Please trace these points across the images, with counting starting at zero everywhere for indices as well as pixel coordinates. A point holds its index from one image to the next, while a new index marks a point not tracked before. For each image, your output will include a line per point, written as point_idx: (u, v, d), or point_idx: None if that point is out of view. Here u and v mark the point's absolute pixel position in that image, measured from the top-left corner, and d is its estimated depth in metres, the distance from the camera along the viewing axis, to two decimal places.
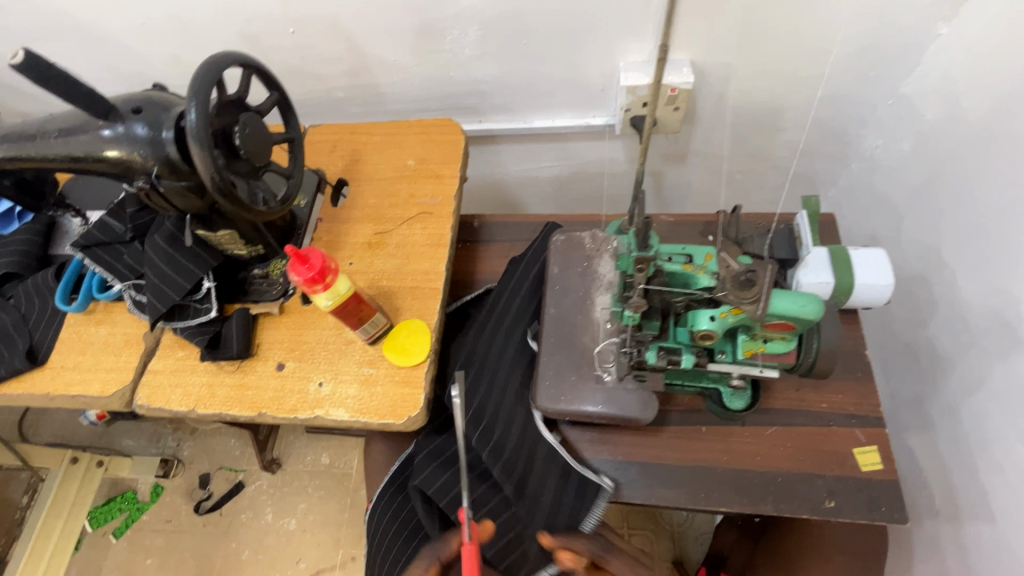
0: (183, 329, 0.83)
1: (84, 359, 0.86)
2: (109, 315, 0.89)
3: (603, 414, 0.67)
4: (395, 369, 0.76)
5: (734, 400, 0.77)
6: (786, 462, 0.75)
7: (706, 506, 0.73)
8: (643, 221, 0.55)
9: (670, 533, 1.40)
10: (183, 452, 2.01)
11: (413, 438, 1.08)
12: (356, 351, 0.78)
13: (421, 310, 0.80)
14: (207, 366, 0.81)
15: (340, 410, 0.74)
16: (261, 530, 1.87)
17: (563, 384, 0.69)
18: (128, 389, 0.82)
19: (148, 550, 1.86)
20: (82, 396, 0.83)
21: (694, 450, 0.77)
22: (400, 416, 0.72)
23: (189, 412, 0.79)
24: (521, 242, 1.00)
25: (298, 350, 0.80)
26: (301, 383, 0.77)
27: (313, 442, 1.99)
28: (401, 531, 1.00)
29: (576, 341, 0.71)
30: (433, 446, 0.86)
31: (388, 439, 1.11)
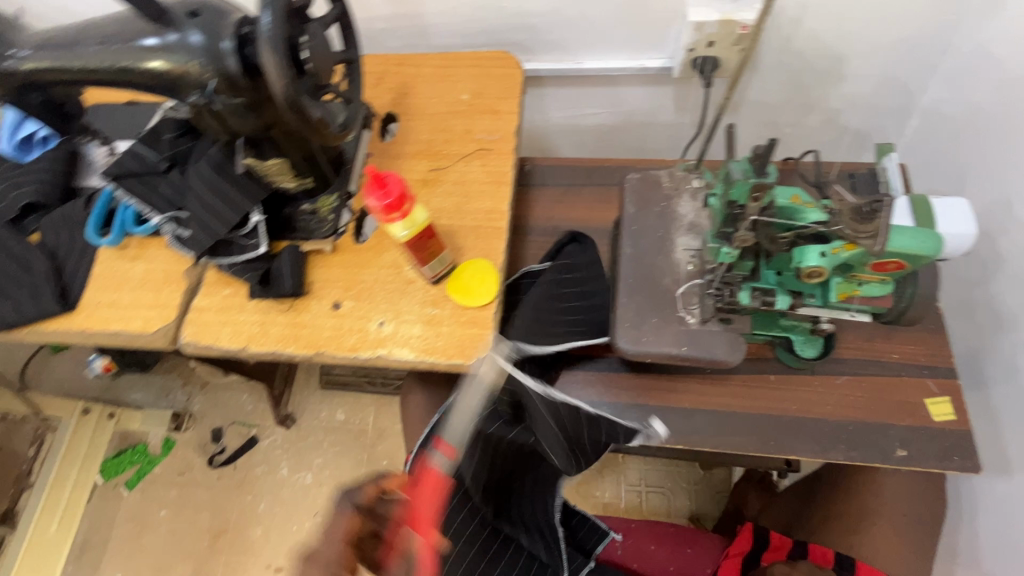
0: (230, 265, 0.79)
1: (121, 296, 0.81)
2: (145, 250, 0.85)
3: (688, 355, 0.64)
4: (460, 310, 0.72)
5: (806, 347, 0.76)
6: (857, 411, 0.74)
7: (777, 453, 0.73)
8: (766, 146, 0.50)
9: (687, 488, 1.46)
10: (195, 406, 2.00)
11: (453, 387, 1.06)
12: (417, 290, 0.74)
13: (486, 250, 0.76)
14: (257, 304, 0.77)
15: (405, 350, 0.71)
16: (277, 483, 1.87)
17: (643, 326, 0.66)
18: (172, 327, 0.78)
19: (161, 502, 1.87)
20: (122, 334, 0.79)
21: (762, 399, 0.76)
22: (470, 357, 0.69)
23: (241, 350, 0.75)
24: (575, 186, 0.95)
25: (354, 288, 0.76)
26: (360, 322, 0.74)
27: (328, 398, 1.97)
28: None
29: (657, 285, 0.68)
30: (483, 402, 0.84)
31: (426, 390, 1.10)
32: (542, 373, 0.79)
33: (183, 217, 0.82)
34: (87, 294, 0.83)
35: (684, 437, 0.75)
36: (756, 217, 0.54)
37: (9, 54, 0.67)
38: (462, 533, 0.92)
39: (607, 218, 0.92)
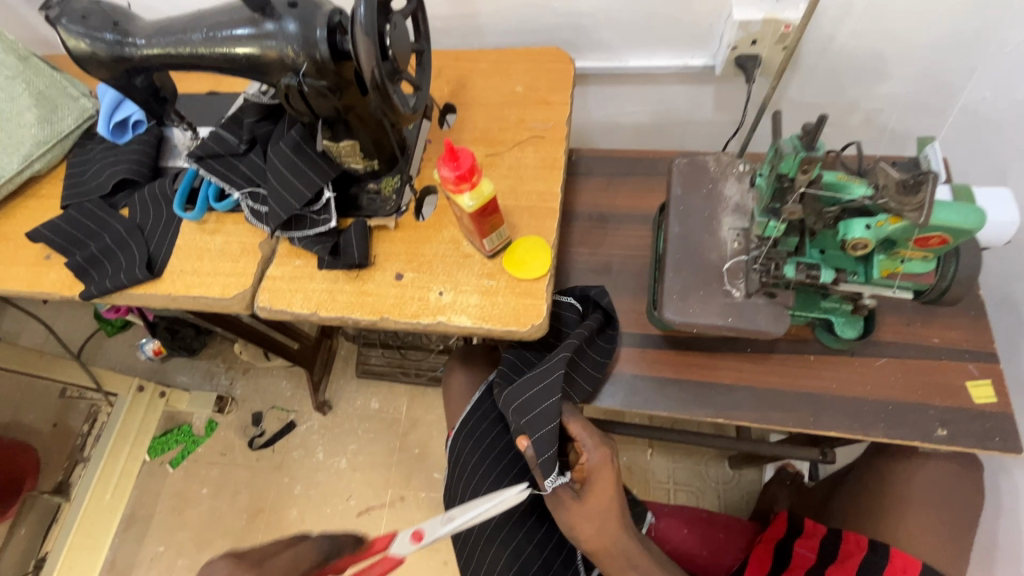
0: (301, 238, 0.86)
1: (202, 265, 0.89)
2: (223, 225, 0.92)
3: (733, 326, 0.68)
4: (515, 282, 0.77)
5: (846, 329, 0.78)
6: (896, 391, 0.76)
7: (816, 429, 0.75)
8: (816, 123, 0.54)
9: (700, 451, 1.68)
10: (237, 391, 2.10)
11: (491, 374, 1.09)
12: (475, 264, 0.80)
13: (538, 228, 0.81)
14: (326, 274, 0.84)
15: (463, 317, 0.76)
16: (312, 467, 1.94)
17: (689, 298, 0.70)
18: (248, 293, 0.85)
19: (203, 480, 1.97)
20: (203, 298, 0.86)
21: (802, 378, 0.79)
22: (524, 325, 0.74)
23: (311, 315, 0.81)
24: (619, 175, 0.99)
25: (415, 261, 0.82)
26: (420, 292, 0.79)
27: (364, 386, 2.04)
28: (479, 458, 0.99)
29: (704, 260, 0.72)
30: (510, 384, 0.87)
31: (468, 371, 1.15)
32: None
33: (260, 194, 0.89)
34: (170, 263, 0.91)
35: (725, 411, 0.79)
36: (804, 190, 0.58)
37: (128, 42, 0.76)
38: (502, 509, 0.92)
39: (650, 205, 0.96)
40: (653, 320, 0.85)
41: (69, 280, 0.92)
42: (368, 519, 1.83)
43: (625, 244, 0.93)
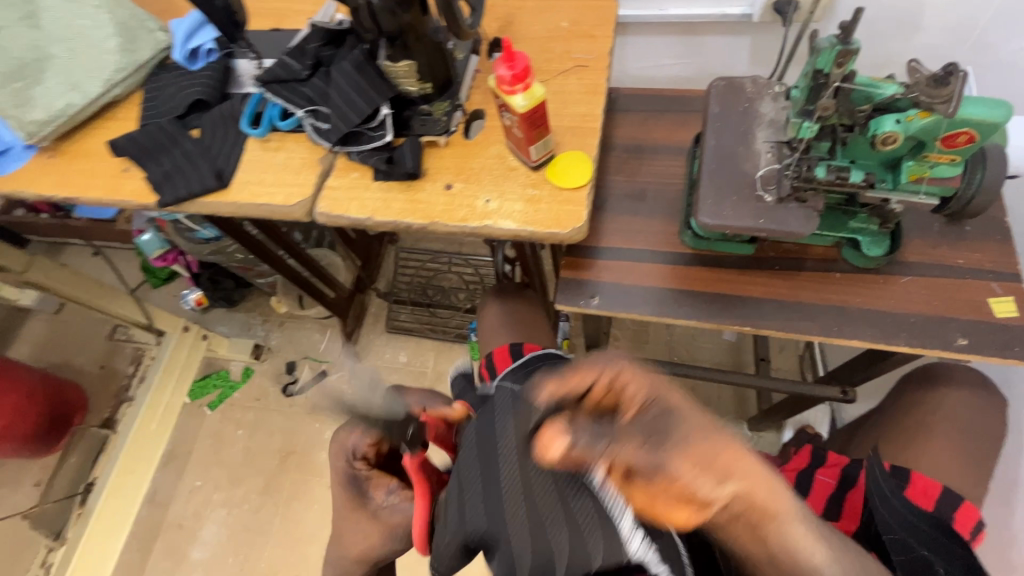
0: (358, 153, 0.93)
1: (266, 177, 0.97)
2: (285, 143, 1.00)
3: (766, 227, 0.72)
4: (557, 191, 0.83)
5: (873, 247, 0.81)
6: (920, 305, 0.79)
7: (839, 338, 0.80)
8: (852, 18, 0.58)
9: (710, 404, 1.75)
10: (273, 341, 2.20)
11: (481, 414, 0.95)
12: (519, 176, 0.86)
13: (581, 145, 0.86)
14: (380, 185, 0.91)
15: (508, 221, 0.82)
16: (342, 414, 2.02)
17: (724, 204, 0.75)
18: (309, 201, 0.93)
19: (238, 422, 2.07)
20: (267, 206, 0.94)
21: (828, 293, 0.83)
22: (566, 227, 0.81)
23: (367, 220, 0.88)
24: (655, 113, 1.04)
25: (464, 174, 0.88)
26: (469, 199, 0.86)
27: (392, 341, 2.12)
28: None
29: (738, 170, 0.76)
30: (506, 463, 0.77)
31: (501, 302, 1.22)
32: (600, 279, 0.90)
33: (322, 113, 0.97)
34: (237, 174, 0.99)
35: (752, 321, 0.83)
36: (838, 85, 0.63)
37: None
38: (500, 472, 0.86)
39: (686, 138, 1.00)
40: (686, 240, 0.89)
41: (145, 190, 1.01)
42: None
43: (661, 173, 0.98)
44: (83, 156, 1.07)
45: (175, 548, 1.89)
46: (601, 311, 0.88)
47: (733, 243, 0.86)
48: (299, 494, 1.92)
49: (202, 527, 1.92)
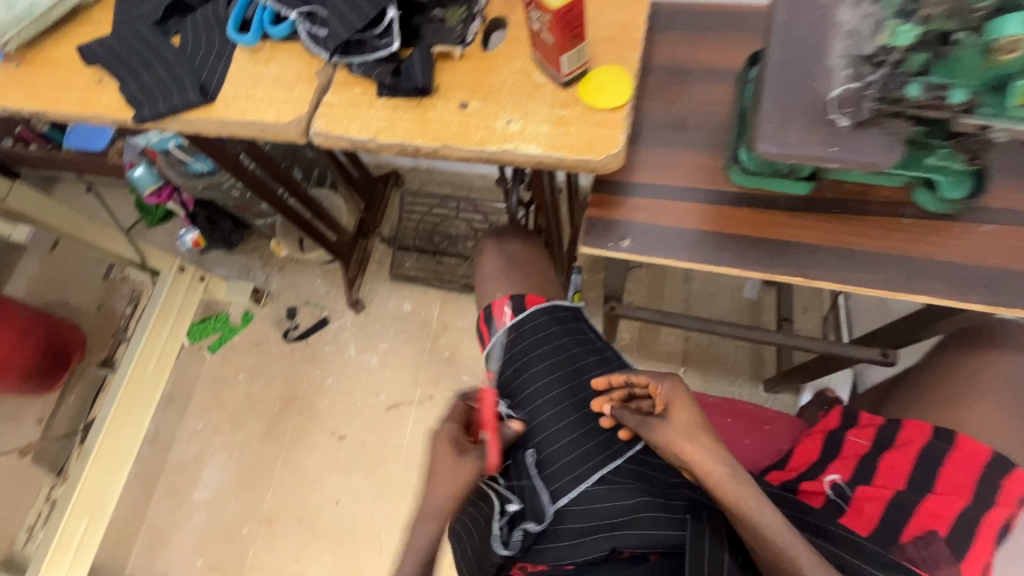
0: (359, 65, 0.80)
1: (256, 92, 0.85)
2: (278, 53, 0.87)
3: (838, 158, 0.63)
4: (590, 113, 0.72)
5: (954, 189, 0.70)
6: (999, 258, 0.69)
7: (902, 292, 0.70)
8: None
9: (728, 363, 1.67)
10: (273, 285, 2.13)
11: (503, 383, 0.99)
12: (546, 94, 0.74)
13: (619, 60, 0.74)
14: (385, 103, 0.79)
15: (532, 145, 0.72)
16: (344, 362, 1.97)
17: (788, 127, 0.64)
18: (305, 120, 0.81)
19: (239, 366, 2.03)
20: (258, 124, 0.83)
21: (893, 241, 0.73)
22: (598, 154, 0.70)
23: (369, 141, 0.78)
24: (702, 30, 0.90)
25: (482, 91, 0.77)
26: (487, 120, 0.74)
27: (396, 290, 2.04)
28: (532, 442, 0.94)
29: (807, 88, 0.65)
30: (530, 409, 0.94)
31: (502, 247, 1.12)
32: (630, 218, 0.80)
33: (318, 16, 0.84)
34: (224, 88, 0.87)
35: (801, 269, 0.74)
36: None
37: None
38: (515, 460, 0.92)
39: (735, 61, 0.87)
40: (733, 177, 0.78)
41: (119, 104, 0.89)
42: (397, 414, 1.87)
43: (705, 100, 0.85)
44: (52, 66, 0.94)
45: (179, 488, 1.90)
46: (631, 254, 0.78)
47: (786, 179, 0.75)
48: (301, 440, 1.89)
49: (204, 469, 1.91)
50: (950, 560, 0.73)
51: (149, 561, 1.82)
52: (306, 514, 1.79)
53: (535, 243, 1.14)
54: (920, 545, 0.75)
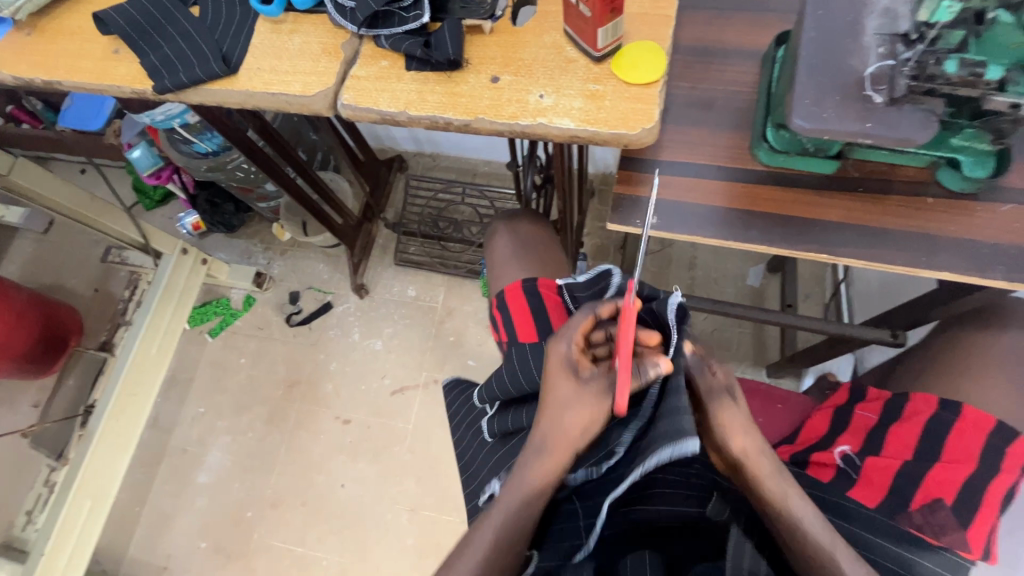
0: (388, 37, 0.80)
1: (280, 64, 0.84)
2: (302, 25, 0.86)
3: (873, 134, 0.63)
4: (624, 87, 0.72)
5: (976, 168, 0.72)
6: (1020, 236, 0.71)
7: (926, 269, 0.72)
8: None
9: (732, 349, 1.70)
10: (275, 270, 2.11)
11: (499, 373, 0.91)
12: (579, 69, 0.74)
13: (651, 36, 0.75)
14: (413, 76, 0.79)
15: (565, 119, 0.71)
16: (349, 346, 1.97)
17: (824, 104, 0.65)
18: (331, 92, 0.81)
19: (242, 350, 2.02)
20: (283, 96, 0.82)
21: (917, 219, 0.74)
22: (632, 128, 0.70)
23: (398, 114, 0.77)
24: (727, 10, 0.90)
25: (513, 65, 0.76)
26: (519, 95, 0.74)
27: (400, 275, 2.03)
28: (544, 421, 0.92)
29: (843, 65, 0.65)
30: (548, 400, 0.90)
31: (516, 231, 1.13)
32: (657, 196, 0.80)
33: None
34: (246, 59, 0.86)
35: (827, 246, 0.75)
36: None
37: None
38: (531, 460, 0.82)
39: (759, 41, 0.87)
40: (759, 156, 0.79)
41: (137, 75, 0.88)
42: (402, 398, 1.87)
43: (731, 81, 0.86)
44: (66, 35, 0.92)
45: (181, 472, 1.89)
46: (658, 231, 0.79)
47: (812, 158, 0.76)
48: (305, 424, 1.89)
49: (207, 453, 1.90)
50: (960, 526, 0.75)
51: (151, 545, 1.81)
52: (311, 497, 1.79)
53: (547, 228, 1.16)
54: (927, 512, 0.77)
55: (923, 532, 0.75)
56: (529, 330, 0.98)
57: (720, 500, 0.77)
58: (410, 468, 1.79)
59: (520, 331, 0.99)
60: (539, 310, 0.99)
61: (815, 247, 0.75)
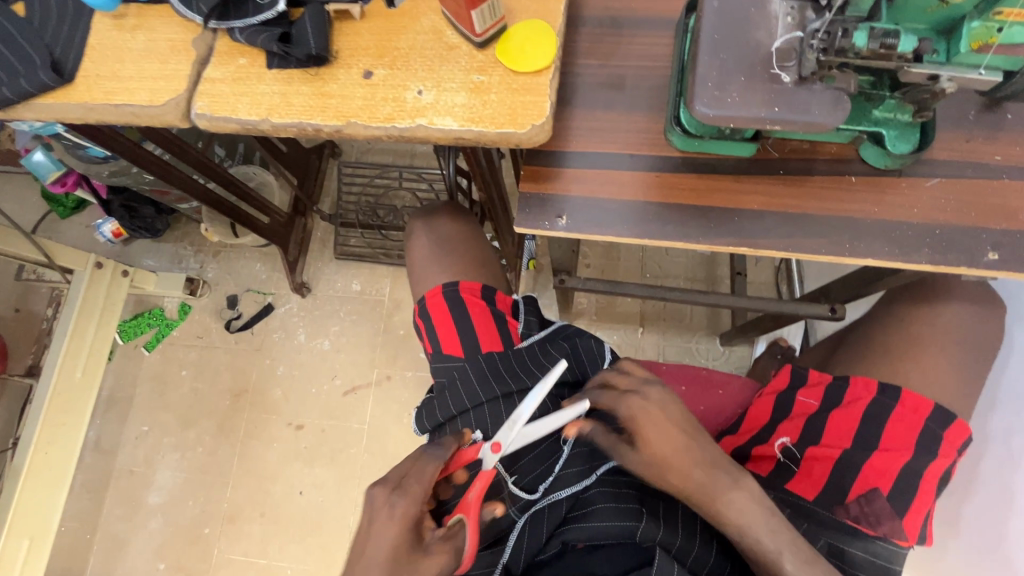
0: (241, 30, 0.69)
1: (123, 68, 0.72)
2: (145, 19, 0.74)
3: (781, 119, 0.57)
4: (511, 77, 0.64)
5: (899, 143, 0.66)
6: (946, 214, 0.67)
7: (851, 257, 0.67)
8: None
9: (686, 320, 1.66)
10: (208, 274, 1.98)
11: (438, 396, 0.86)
12: (461, 57, 0.65)
13: (542, 13, 0.66)
14: (276, 76, 0.68)
15: (447, 119, 0.63)
16: (295, 348, 1.87)
17: (728, 87, 0.58)
18: (183, 99, 0.69)
19: (182, 362, 1.91)
20: (127, 107, 0.70)
21: (841, 201, 0.69)
22: (522, 126, 0.62)
23: (261, 122, 0.67)
24: None
25: (388, 56, 0.66)
26: (395, 91, 0.65)
27: (343, 269, 1.93)
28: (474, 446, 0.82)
29: (748, 40, 0.58)
30: (485, 416, 0.83)
31: (435, 227, 1.03)
32: (567, 194, 0.73)
33: None
34: (83, 64, 0.73)
35: (747, 238, 0.69)
36: None
37: None
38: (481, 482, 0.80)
39: (672, 6, 0.78)
40: (673, 140, 0.72)
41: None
42: (355, 397, 1.81)
43: (643, 54, 0.77)
44: None
45: (130, 495, 1.80)
46: (568, 232, 0.72)
47: (728, 140, 0.69)
48: (257, 433, 1.81)
49: (156, 472, 1.82)
50: (893, 517, 0.75)
51: (108, 571, 1.75)
52: (269, 507, 1.74)
53: (471, 219, 1.06)
54: (864, 503, 0.77)
55: (860, 524, 0.76)
56: (454, 341, 0.89)
57: (654, 511, 0.74)
58: (369, 469, 1.74)
59: (444, 344, 0.90)
60: (462, 318, 0.90)
61: (734, 240, 0.69)
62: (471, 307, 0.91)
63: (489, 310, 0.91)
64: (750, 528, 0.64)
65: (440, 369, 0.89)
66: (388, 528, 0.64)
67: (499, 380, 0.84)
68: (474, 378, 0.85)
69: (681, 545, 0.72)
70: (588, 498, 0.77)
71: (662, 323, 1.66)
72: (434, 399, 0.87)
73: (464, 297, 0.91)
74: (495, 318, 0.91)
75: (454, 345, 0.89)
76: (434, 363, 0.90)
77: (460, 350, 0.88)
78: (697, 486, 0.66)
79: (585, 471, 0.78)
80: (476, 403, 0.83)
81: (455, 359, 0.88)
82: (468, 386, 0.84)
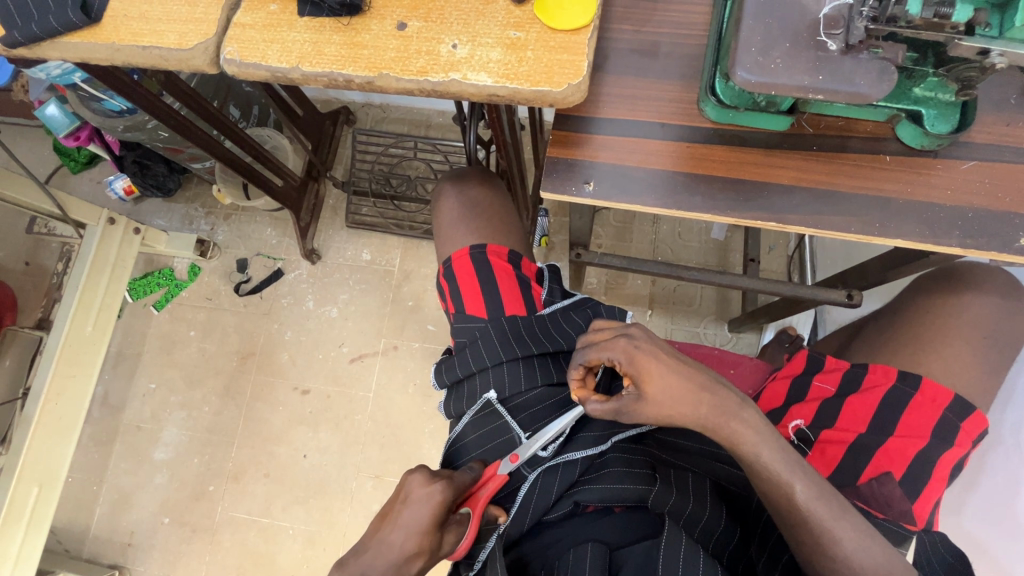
0: None
1: (152, 9, 0.71)
2: None
3: (824, 90, 0.56)
4: (549, 34, 0.63)
5: (938, 123, 0.65)
6: (981, 198, 0.66)
7: (880, 237, 0.66)
8: None
9: (696, 306, 1.65)
10: (219, 236, 1.98)
11: (459, 355, 0.88)
12: (498, 12, 0.64)
13: None
14: (308, 24, 0.67)
15: (481, 75, 0.62)
16: (303, 315, 1.88)
17: (772, 52, 0.57)
18: (212, 44, 0.68)
19: (191, 323, 1.92)
20: (155, 49, 0.69)
21: (874, 180, 0.68)
22: (558, 85, 0.61)
23: (291, 69, 0.66)
24: None
25: (422, 9, 0.65)
26: (429, 44, 0.64)
27: (354, 237, 1.92)
28: (488, 403, 0.84)
29: (795, 5, 0.57)
30: (501, 375, 0.84)
31: (460, 191, 1.02)
32: (596, 161, 0.72)
33: None
34: (111, 4, 0.71)
35: (775, 213, 0.68)
36: None
37: None
38: (491, 436, 0.82)
39: None
40: (707, 111, 0.71)
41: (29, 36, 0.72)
42: (361, 365, 1.82)
43: (679, 20, 0.75)
44: None
45: (137, 450, 1.83)
46: (596, 200, 0.71)
47: (764, 113, 0.68)
48: (263, 396, 1.83)
49: (162, 429, 1.84)
50: (902, 500, 0.76)
51: (113, 522, 1.78)
52: (273, 468, 1.77)
53: (497, 186, 1.04)
54: (875, 485, 0.78)
55: (869, 505, 0.77)
56: (477, 302, 0.90)
57: (667, 479, 0.75)
58: (372, 437, 1.76)
59: (468, 305, 0.90)
60: (488, 282, 0.91)
61: (762, 214, 0.68)
62: (497, 270, 0.91)
63: (514, 274, 0.92)
64: (771, 462, 0.63)
65: (462, 329, 0.90)
66: (424, 507, 0.63)
67: (519, 343, 0.85)
68: (495, 337, 0.86)
69: (692, 511, 0.72)
70: (603, 462, 0.79)
71: (670, 307, 1.65)
72: (455, 356, 0.89)
73: (491, 260, 0.92)
74: (521, 285, 0.92)
75: (478, 306, 0.90)
76: (457, 324, 0.92)
77: (484, 312, 0.89)
78: (707, 409, 0.65)
79: (602, 437, 0.80)
80: (495, 361, 0.85)
81: (478, 318, 0.89)
82: (488, 344, 0.86)
